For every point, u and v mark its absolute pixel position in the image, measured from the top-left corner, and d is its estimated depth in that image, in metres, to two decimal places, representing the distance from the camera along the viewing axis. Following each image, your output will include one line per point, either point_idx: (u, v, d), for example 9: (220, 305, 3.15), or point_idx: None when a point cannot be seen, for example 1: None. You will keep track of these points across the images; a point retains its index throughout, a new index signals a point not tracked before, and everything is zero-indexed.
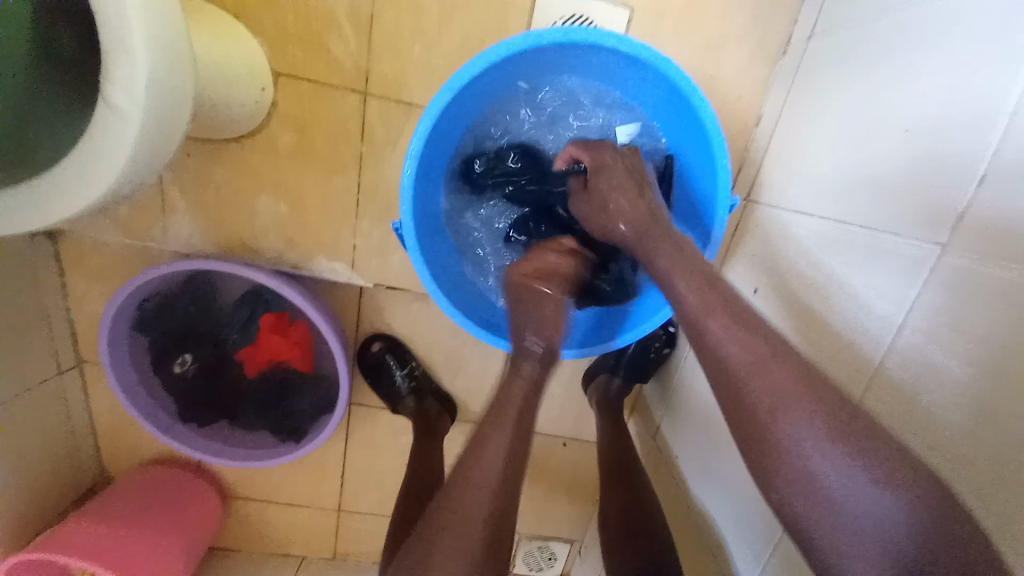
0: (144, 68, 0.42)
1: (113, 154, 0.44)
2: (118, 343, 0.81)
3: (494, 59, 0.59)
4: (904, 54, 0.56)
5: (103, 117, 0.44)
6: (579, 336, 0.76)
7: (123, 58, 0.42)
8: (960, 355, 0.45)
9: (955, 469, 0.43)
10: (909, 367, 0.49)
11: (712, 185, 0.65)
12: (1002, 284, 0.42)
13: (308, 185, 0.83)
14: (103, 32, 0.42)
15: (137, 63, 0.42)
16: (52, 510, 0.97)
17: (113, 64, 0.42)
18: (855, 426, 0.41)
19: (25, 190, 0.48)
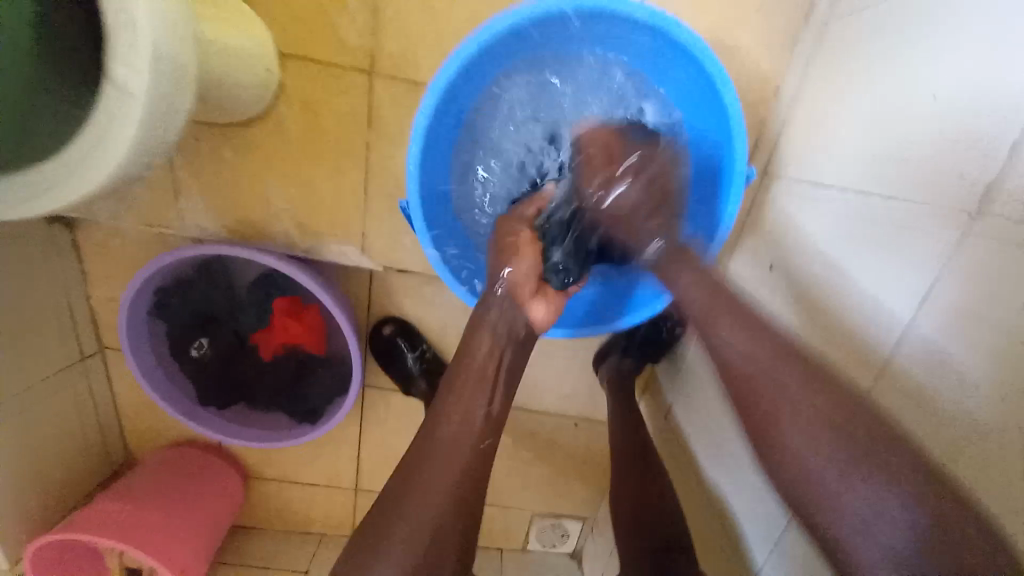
0: (146, 43, 0.42)
1: (121, 132, 0.44)
2: (137, 328, 0.83)
3: (501, 30, 0.59)
4: (935, 16, 0.53)
5: (109, 95, 0.44)
6: (576, 318, 0.78)
7: (125, 33, 0.42)
8: (958, 373, 0.46)
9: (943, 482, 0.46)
10: (927, 345, 0.49)
11: (728, 157, 0.64)
12: (1000, 313, 0.43)
13: (317, 168, 0.83)
14: (105, 4, 0.41)
15: (140, 34, 0.42)
16: (80, 490, 1.01)
17: (116, 41, 0.42)
18: (879, 431, 0.44)
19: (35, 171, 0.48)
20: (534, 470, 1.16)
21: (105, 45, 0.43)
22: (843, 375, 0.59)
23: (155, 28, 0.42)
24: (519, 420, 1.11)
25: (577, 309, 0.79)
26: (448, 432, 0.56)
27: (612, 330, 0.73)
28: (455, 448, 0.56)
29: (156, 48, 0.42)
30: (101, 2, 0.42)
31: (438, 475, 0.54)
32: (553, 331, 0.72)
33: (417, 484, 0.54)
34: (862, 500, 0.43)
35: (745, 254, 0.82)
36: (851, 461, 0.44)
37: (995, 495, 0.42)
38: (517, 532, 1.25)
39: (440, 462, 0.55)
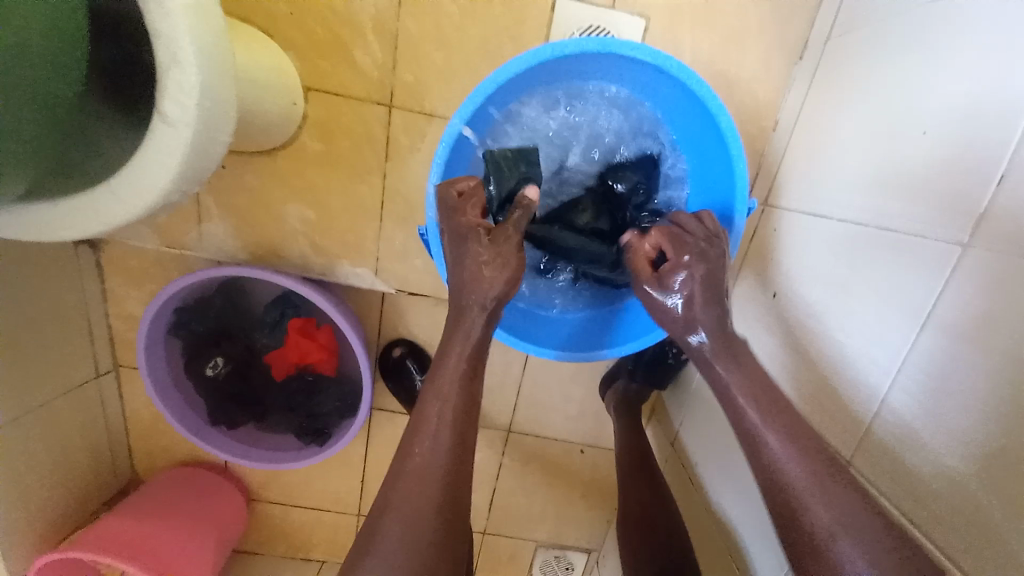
0: (195, 80, 0.46)
1: (165, 160, 0.47)
2: (155, 345, 0.85)
3: (518, 70, 0.62)
4: (927, 57, 0.56)
5: (157, 127, 0.47)
6: (562, 339, 0.77)
7: (175, 71, 0.45)
8: (964, 398, 0.47)
9: (956, 508, 0.47)
10: (933, 370, 0.50)
11: (729, 188, 0.67)
12: (1003, 341, 0.44)
13: (335, 192, 0.86)
14: (159, 46, 0.45)
15: (188, 73, 0.45)
16: (86, 509, 1.01)
17: (167, 78, 0.46)
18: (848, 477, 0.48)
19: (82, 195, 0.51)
20: (539, 496, 1.15)
21: (157, 81, 0.46)
22: (848, 399, 0.60)
23: (205, 66, 0.46)
24: (525, 444, 1.10)
25: (564, 332, 0.78)
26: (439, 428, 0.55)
27: (595, 357, 0.72)
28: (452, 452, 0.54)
29: (203, 84, 0.46)
30: (157, 43, 0.46)
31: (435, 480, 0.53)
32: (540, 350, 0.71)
33: (408, 487, 0.52)
34: (827, 521, 0.45)
35: (746, 279, 0.84)
36: (823, 487, 0.47)
37: (1007, 511, 0.42)
38: (521, 562, 1.22)
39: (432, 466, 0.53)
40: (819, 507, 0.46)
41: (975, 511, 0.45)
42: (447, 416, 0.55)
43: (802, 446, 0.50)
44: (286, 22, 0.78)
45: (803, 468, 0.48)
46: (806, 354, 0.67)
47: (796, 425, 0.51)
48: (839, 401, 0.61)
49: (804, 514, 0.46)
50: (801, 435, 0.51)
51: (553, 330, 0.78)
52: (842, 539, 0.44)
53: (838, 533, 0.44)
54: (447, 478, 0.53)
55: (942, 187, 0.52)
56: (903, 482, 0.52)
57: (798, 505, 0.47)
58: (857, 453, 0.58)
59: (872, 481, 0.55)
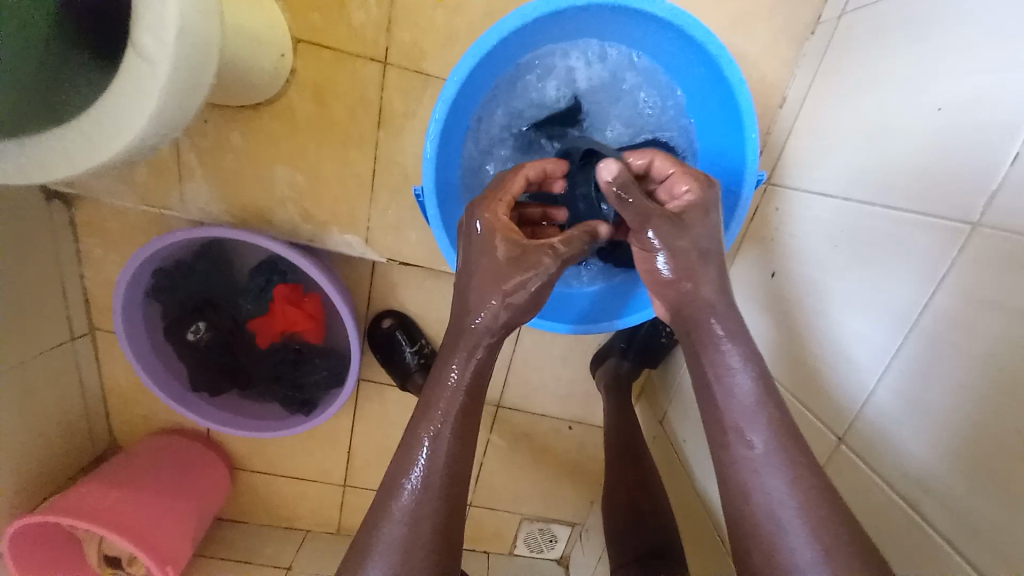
0: (173, 14, 0.42)
1: (138, 100, 0.44)
2: (133, 308, 0.82)
3: (521, 23, 0.59)
4: (941, 28, 0.55)
5: (132, 63, 0.43)
6: (573, 315, 0.78)
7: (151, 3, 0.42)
8: (961, 378, 0.47)
9: (947, 489, 0.47)
10: (931, 352, 0.50)
11: (739, 158, 0.65)
12: (1002, 321, 0.44)
13: (325, 157, 0.82)
14: None
15: (166, 7, 0.42)
16: (61, 476, 0.99)
17: (142, 10, 0.42)
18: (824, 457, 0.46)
19: (49, 139, 0.47)
20: (526, 471, 1.16)
21: (133, 15, 0.43)
22: (844, 381, 0.60)
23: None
24: (513, 420, 1.10)
25: (573, 305, 0.79)
26: (452, 413, 0.51)
27: (611, 328, 0.73)
28: (462, 425, 0.51)
29: (181, 17, 0.42)
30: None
31: (448, 458, 0.49)
32: (556, 327, 0.72)
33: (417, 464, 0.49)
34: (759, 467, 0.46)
35: (746, 258, 0.83)
36: (776, 443, 0.47)
37: (1000, 490, 0.43)
38: (506, 536, 1.23)
39: (449, 443, 0.50)
40: (764, 461, 0.46)
41: (965, 490, 0.45)
42: (454, 397, 0.51)
43: (769, 401, 0.49)
44: None
45: (762, 426, 0.48)
46: (804, 335, 0.67)
47: (765, 382, 0.50)
48: (835, 381, 0.61)
49: (750, 465, 0.47)
50: (768, 389, 0.50)
51: (562, 304, 0.78)
52: (776, 491, 0.45)
53: (784, 493, 0.45)
54: (461, 456, 0.50)
55: (950, 164, 0.51)
56: (897, 461, 0.52)
57: (753, 462, 0.47)
58: (849, 432, 0.58)
59: (865, 461, 0.56)
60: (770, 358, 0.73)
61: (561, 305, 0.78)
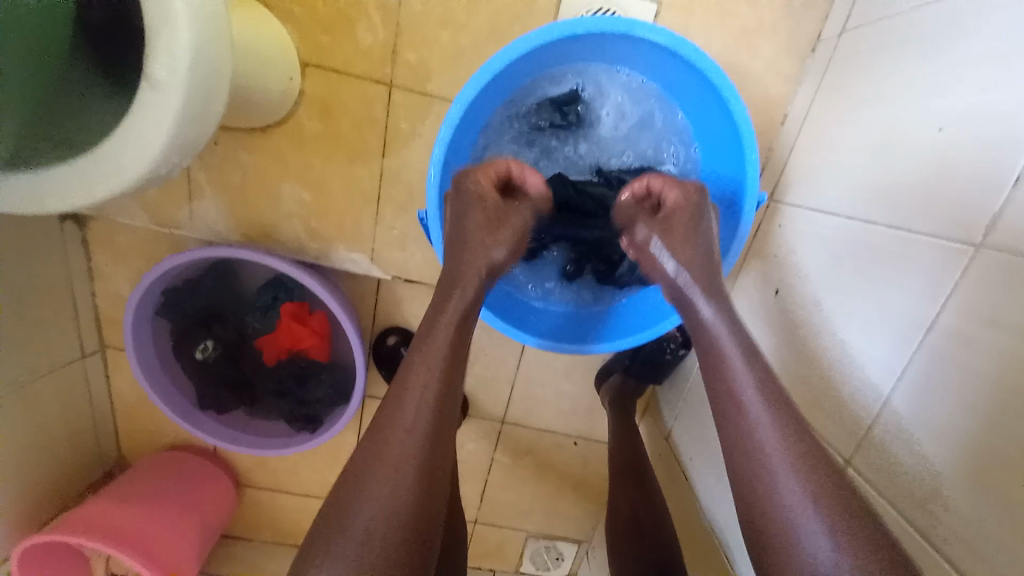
0: (187, 46, 0.43)
1: (154, 130, 0.45)
2: (141, 325, 0.83)
3: (525, 50, 0.60)
4: (945, 48, 0.55)
5: (145, 95, 0.45)
6: (543, 327, 0.75)
7: (165, 36, 0.43)
8: (965, 401, 0.46)
9: (957, 515, 0.46)
10: (936, 373, 0.50)
11: (740, 178, 0.66)
12: (1006, 344, 0.44)
13: (331, 175, 0.84)
14: (146, 8, 0.43)
15: (179, 38, 0.43)
16: (69, 491, 1.00)
17: (156, 41, 0.43)
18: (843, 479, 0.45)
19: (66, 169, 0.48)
20: (530, 487, 1.15)
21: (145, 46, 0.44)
22: (848, 399, 0.59)
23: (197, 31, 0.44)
24: (517, 436, 1.10)
25: (542, 320, 0.76)
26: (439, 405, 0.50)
27: (584, 350, 0.70)
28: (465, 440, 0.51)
29: (194, 48, 0.43)
30: (147, 9, 0.43)
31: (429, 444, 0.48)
32: (522, 339, 0.69)
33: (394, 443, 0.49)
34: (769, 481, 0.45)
35: (749, 276, 0.83)
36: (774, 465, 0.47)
37: (1011, 515, 0.42)
38: (510, 553, 1.22)
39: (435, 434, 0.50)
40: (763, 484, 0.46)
41: (975, 514, 0.44)
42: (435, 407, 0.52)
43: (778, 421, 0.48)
44: None
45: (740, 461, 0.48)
46: (807, 354, 0.67)
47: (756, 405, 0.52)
48: (840, 400, 0.60)
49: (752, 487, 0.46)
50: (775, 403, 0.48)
51: (532, 319, 0.75)
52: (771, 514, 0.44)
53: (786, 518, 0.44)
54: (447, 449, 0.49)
55: (953, 185, 0.51)
56: (903, 482, 0.51)
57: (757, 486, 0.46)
58: (856, 453, 0.57)
59: (872, 481, 0.55)
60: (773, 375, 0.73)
61: (531, 319, 0.75)
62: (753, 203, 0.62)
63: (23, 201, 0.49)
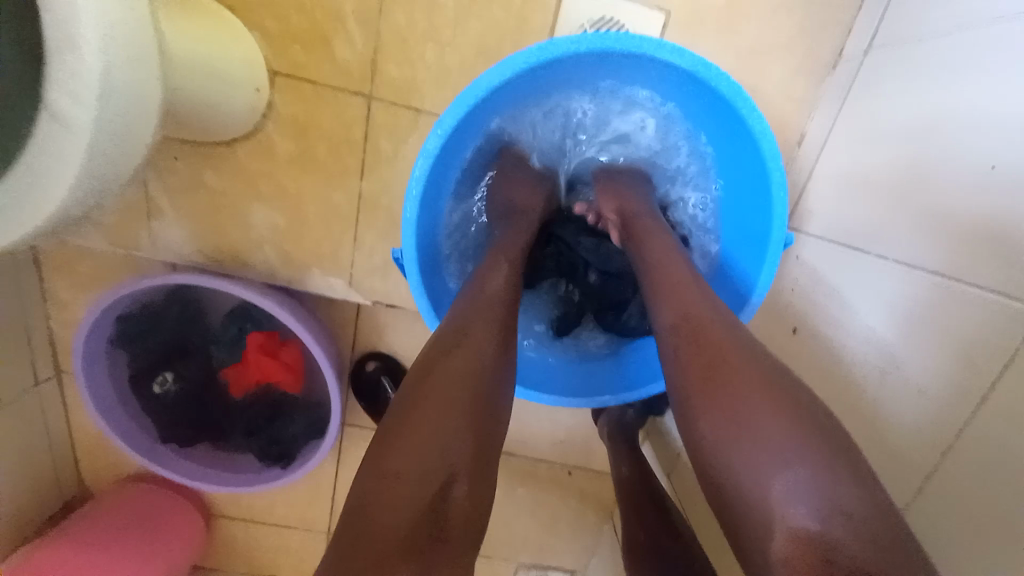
0: (97, 69, 0.35)
1: (59, 170, 0.37)
2: (95, 359, 0.75)
3: (519, 68, 0.53)
4: (979, 76, 0.49)
5: (47, 126, 0.37)
6: (539, 381, 0.69)
7: (67, 56, 0.35)
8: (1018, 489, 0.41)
9: None
10: (993, 441, 0.43)
11: (764, 218, 0.59)
12: None
13: (305, 195, 0.76)
14: (45, 20, 0.35)
15: (86, 60, 0.35)
16: (23, 531, 0.92)
17: (57, 62, 0.35)
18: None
19: None
20: (522, 518, 1.08)
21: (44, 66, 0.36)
22: (885, 455, 0.53)
23: (110, 49, 0.36)
24: (508, 467, 1.03)
25: (537, 371, 0.70)
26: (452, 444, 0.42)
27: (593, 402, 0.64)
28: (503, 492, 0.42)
29: (107, 74, 0.36)
30: (43, 20, 0.35)
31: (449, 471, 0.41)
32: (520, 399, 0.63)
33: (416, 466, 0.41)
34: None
35: (767, 312, 0.78)
36: None
37: None
38: None
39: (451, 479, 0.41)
40: None
41: None
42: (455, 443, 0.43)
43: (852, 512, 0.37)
44: None
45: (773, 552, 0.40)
46: (833, 399, 0.61)
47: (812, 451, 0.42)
48: (876, 453, 0.54)
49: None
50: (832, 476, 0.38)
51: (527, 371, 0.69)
52: None
53: None
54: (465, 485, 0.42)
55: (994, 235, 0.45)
56: (957, 553, 0.45)
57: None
58: (909, 507, 0.50)
59: (925, 543, 0.48)
60: None
61: (526, 372, 0.69)
62: (779, 244, 0.57)
63: None
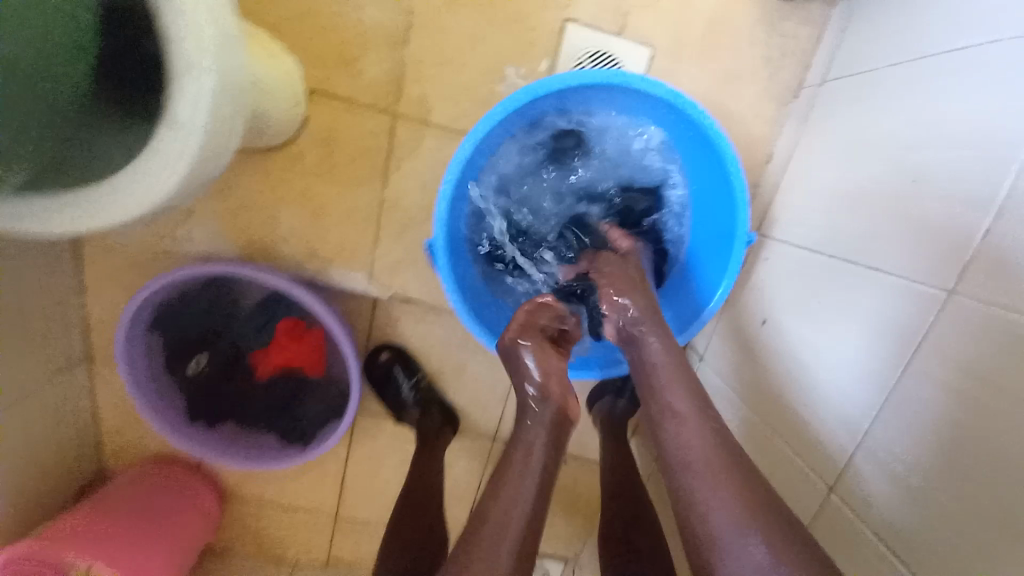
0: (210, 88, 0.44)
1: (174, 165, 0.46)
2: (134, 339, 0.82)
3: (538, 93, 0.62)
4: (920, 106, 0.59)
5: (167, 131, 0.45)
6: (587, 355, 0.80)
7: (191, 77, 0.44)
8: (937, 443, 0.50)
9: (943, 548, 0.49)
10: (929, 416, 0.51)
11: (730, 222, 0.68)
12: (980, 400, 0.47)
13: (332, 199, 0.85)
14: (172, 47, 0.44)
15: (203, 80, 0.44)
16: (48, 508, 0.97)
17: (181, 85, 0.44)
18: None
19: (81, 196, 0.47)
20: None
21: (169, 86, 0.45)
22: (833, 428, 0.62)
23: (222, 71, 0.45)
24: None
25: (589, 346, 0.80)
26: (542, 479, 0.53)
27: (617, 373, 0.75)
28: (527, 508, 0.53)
29: (217, 90, 0.45)
30: (171, 47, 0.44)
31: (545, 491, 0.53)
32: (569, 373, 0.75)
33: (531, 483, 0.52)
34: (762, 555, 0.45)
35: (730, 309, 0.86)
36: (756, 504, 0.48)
37: (989, 550, 0.45)
38: None
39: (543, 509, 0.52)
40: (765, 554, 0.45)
41: (958, 548, 0.47)
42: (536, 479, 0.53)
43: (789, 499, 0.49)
44: (290, 22, 0.77)
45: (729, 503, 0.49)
46: (791, 384, 0.69)
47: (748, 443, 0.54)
48: (822, 429, 0.63)
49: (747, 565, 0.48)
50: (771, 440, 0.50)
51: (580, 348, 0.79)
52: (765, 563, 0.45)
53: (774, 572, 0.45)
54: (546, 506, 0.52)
55: (931, 241, 0.54)
56: (885, 514, 0.55)
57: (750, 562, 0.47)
58: (839, 482, 0.60)
59: (856, 513, 0.58)
60: (756, 402, 0.75)
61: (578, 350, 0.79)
62: (743, 243, 0.66)
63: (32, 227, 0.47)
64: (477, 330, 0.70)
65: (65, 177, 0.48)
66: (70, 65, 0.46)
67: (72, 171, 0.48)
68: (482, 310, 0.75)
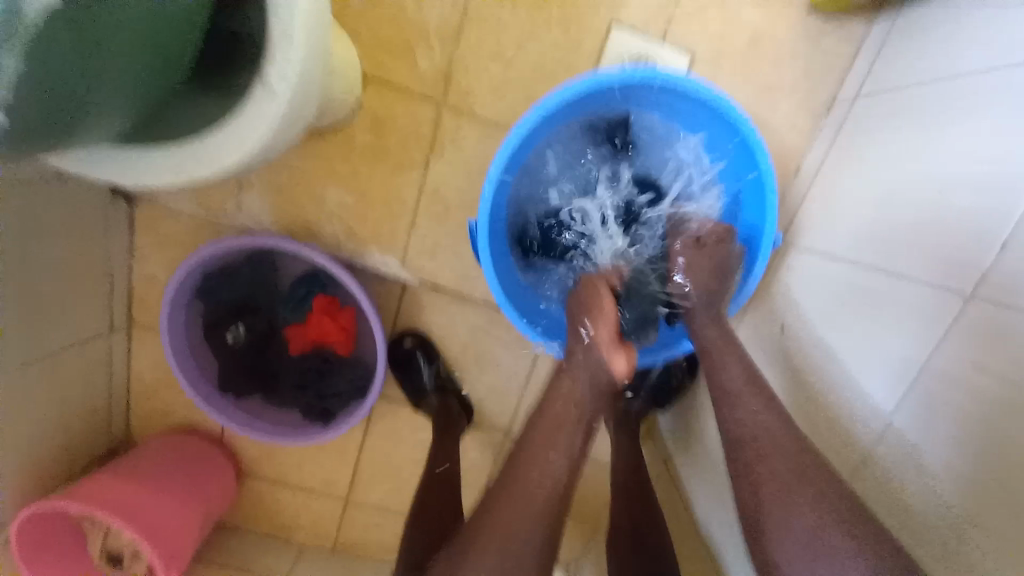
0: (299, 59, 0.49)
1: (259, 128, 0.51)
2: (176, 306, 0.87)
3: (585, 89, 0.66)
4: (950, 116, 0.61)
5: (256, 96, 0.50)
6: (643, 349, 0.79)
7: (284, 48, 0.49)
8: (953, 439, 0.52)
9: (960, 538, 0.50)
10: (945, 411, 0.53)
11: (759, 218, 0.71)
12: (995, 396, 0.49)
13: (376, 183, 0.90)
14: (271, 20, 0.49)
15: (294, 51, 0.49)
16: (77, 463, 1.01)
17: (272, 55, 0.49)
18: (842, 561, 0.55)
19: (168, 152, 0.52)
20: None
21: (263, 57, 0.50)
22: (847, 424, 0.64)
23: (310, 45, 0.50)
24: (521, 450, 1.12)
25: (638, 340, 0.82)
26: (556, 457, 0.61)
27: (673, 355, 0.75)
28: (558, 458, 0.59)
29: (304, 62, 0.50)
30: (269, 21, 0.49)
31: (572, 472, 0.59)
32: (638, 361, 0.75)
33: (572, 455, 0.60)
34: None
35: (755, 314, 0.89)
36: None
37: (1002, 538, 0.46)
38: None
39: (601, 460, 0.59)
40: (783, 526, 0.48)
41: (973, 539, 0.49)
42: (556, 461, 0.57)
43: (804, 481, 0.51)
44: (353, 16, 0.83)
45: None
46: (808, 383, 0.72)
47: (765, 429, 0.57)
48: (837, 426, 0.66)
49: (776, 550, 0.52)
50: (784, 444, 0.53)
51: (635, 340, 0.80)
52: None
53: None
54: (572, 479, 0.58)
55: (954, 243, 0.56)
56: (898, 507, 0.57)
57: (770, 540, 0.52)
58: (856, 476, 0.62)
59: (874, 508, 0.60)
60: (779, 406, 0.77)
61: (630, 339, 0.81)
62: (770, 240, 0.69)
63: (122, 177, 0.52)
64: (512, 312, 0.73)
65: (148, 135, 0.53)
66: (98, 50, 0.42)
67: (154, 131, 0.53)
68: (517, 295, 0.79)
